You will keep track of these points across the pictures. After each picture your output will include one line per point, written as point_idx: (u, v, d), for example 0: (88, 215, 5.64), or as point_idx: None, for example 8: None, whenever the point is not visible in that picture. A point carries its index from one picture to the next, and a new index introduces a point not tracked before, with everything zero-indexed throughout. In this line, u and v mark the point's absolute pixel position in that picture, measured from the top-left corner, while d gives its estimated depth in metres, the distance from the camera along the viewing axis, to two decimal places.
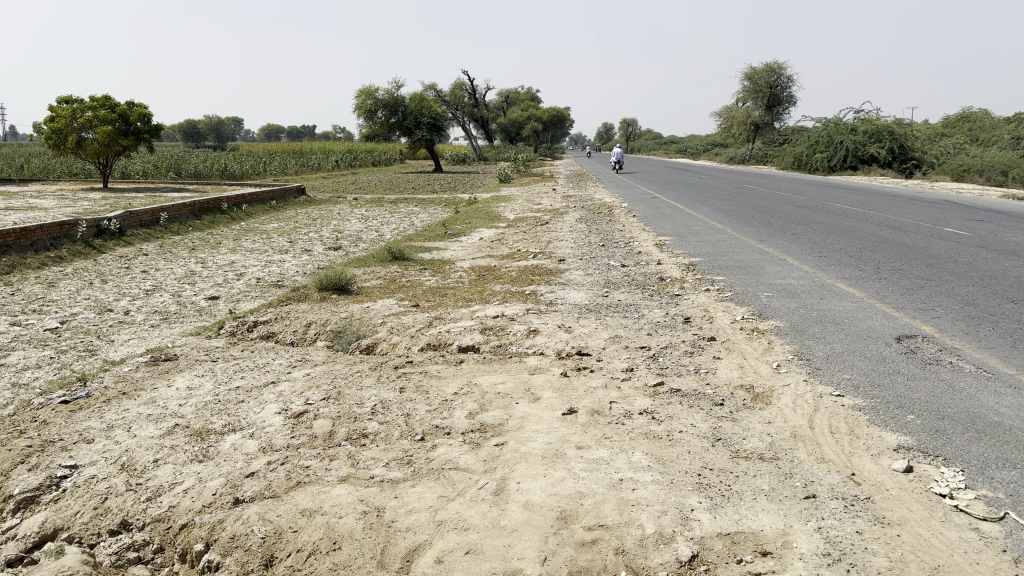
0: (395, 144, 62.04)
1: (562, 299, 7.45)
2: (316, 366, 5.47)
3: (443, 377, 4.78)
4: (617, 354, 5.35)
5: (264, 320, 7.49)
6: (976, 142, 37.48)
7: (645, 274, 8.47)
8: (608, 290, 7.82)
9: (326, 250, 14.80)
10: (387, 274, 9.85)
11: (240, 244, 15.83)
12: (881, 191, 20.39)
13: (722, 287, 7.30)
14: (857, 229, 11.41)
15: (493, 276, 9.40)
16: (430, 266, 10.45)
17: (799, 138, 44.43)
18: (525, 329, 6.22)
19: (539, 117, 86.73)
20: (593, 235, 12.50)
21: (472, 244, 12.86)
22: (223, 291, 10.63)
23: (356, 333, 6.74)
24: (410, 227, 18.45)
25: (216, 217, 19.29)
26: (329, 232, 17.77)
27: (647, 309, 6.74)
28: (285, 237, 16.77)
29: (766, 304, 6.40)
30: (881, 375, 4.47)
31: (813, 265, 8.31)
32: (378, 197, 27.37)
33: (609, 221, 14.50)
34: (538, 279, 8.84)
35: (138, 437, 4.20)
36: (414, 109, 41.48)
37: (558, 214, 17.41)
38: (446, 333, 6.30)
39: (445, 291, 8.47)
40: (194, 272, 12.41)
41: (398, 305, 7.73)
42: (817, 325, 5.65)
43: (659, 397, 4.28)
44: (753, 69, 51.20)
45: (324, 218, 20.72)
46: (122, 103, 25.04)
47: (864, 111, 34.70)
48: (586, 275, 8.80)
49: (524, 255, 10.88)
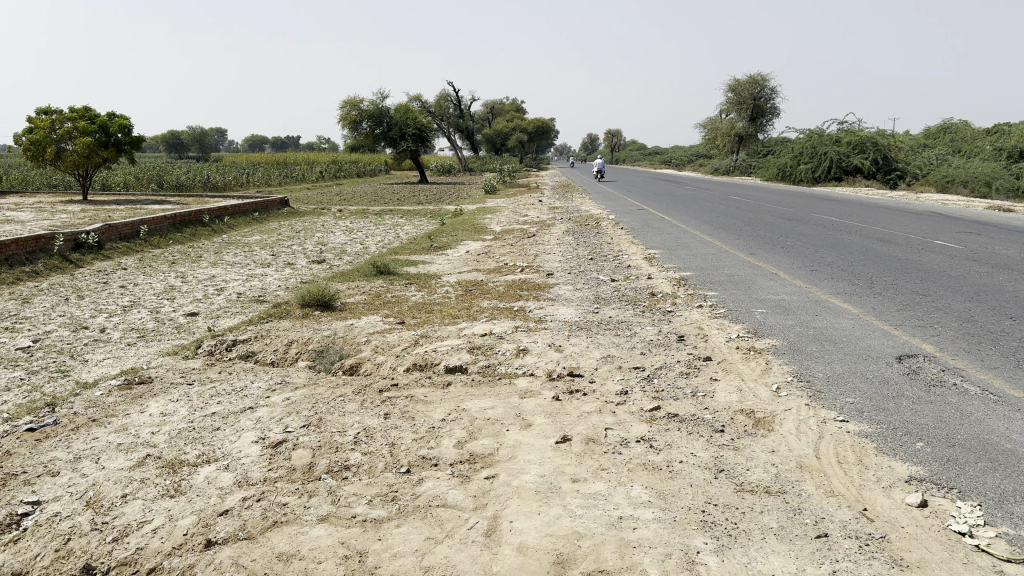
0: (380, 155, 61.90)
1: (552, 316, 7.27)
2: (297, 389, 5.24)
3: (430, 401, 4.58)
4: (610, 375, 5.17)
5: (245, 339, 7.25)
6: (958, 153, 37.79)
7: (636, 289, 8.31)
8: (598, 306, 7.64)
9: (309, 263, 14.56)
10: (371, 288, 9.63)
11: (221, 257, 15.56)
12: (867, 203, 20.42)
13: (715, 302, 7.14)
14: (847, 242, 11.32)
15: (480, 291, 9.20)
16: (416, 281, 10.25)
17: (783, 149, 44.68)
18: (515, 348, 6.03)
19: (524, 128, 86.86)
20: (581, 248, 12.34)
21: (458, 257, 12.68)
22: (203, 308, 10.38)
23: (339, 352, 6.53)
24: (396, 239, 18.26)
25: (197, 230, 19.00)
26: (313, 245, 17.54)
27: (639, 326, 6.56)
28: (268, 250, 16.52)
29: (761, 320, 6.26)
30: (885, 399, 4.32)
31: (805, 279, 8.18)
32: (363, 209, 27.15)
33: (597, 233, 14.37)
34: (526, 294, 8.66)
35: (107, 469, 3.97)
36: (398, 120, 41.35)
37: (545, 226, 17.28)
38: (433, 353, 6.09)
39: (431, 307, 8.27)
40: (174, 287, 12.14)
41: (383, 322, 7.52)
42: (815, 344, 5.50)
43: (656, 422, 4.10)
44: (737, 80, 51.53)
45: (307, 231, 20.47)
46: (102, 114, 24.76)
47: (847, 123, 34.90)
48: (576, 291, 8.62)
49: (511, 269, 10.71)
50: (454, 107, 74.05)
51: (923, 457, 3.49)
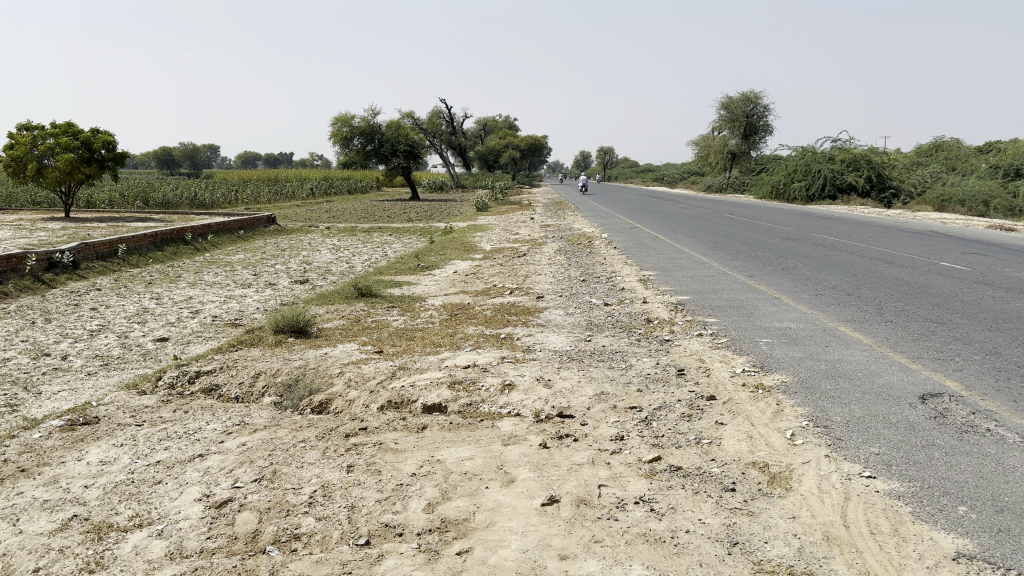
0: (371, 172, 61.57)
1: (541, 344, 6.76)
2: (255, 433, 4.70)
3: (400, 450, 4.06)
4: (603, 416, 4.65)
5: (210, 370, 6.72)
6: (953, 171, 37.64)
7: (630, 314, 7.81)
8: (590, 334, 7.12)
9: (292, 283, 14.03)
10: (350, 313, 9.11)
11: (201, 277, 15.01)
12: (865, 222, 20.08)
13: (716, 330, 6.66)
14: (849, 263, 10.91)
15: (465, 315, 8.70)
16: (400, 304, 9.73)
17: (777, 166, 44.54)
18: (500, 382, 5.52)
19: (517, 145, 86.76)
20: (574, 269, 11.85)
21: (445, 278, 12.18)
22: (174, 333, 9.82)
23: (309, 386, 6.00)
24: (383, 258, 17.76)
25: (179, 249, 18.45)
26: (298, 264, 17.02)
27: (635, 357, 6.05)
28: (250, 270, 16.01)
29: (767, 352, 5.77)
30: (915, 449, 3.83)
31: (811, 305, 7.72)
32: (351, 226, 26.69)
33: (590, 253, 13.90)
34: (514, 319, 8.16)
35: (22, 535, 3.42)
36: (391, 136, 41.03)
37: (537, 245, 16.83)
38: (410, 388, 5.57)
39: (412, 334, 7.75)
40: (147, 310, 11.60)
41: (360, 350, 7.01)
42: (829, 381, 5.02)
43: (656, 478, 3.59)
44: (730, 98, 51.53)
45: (293, 249, 19.95)
46: (86, 129, 24.27)
47: (842, 141, 34.69)
48: (567, 315, 8.13)
49: (500, 291, 10.21)
50: (447, 124, 73.87)
51: (969, 526, 3.00)
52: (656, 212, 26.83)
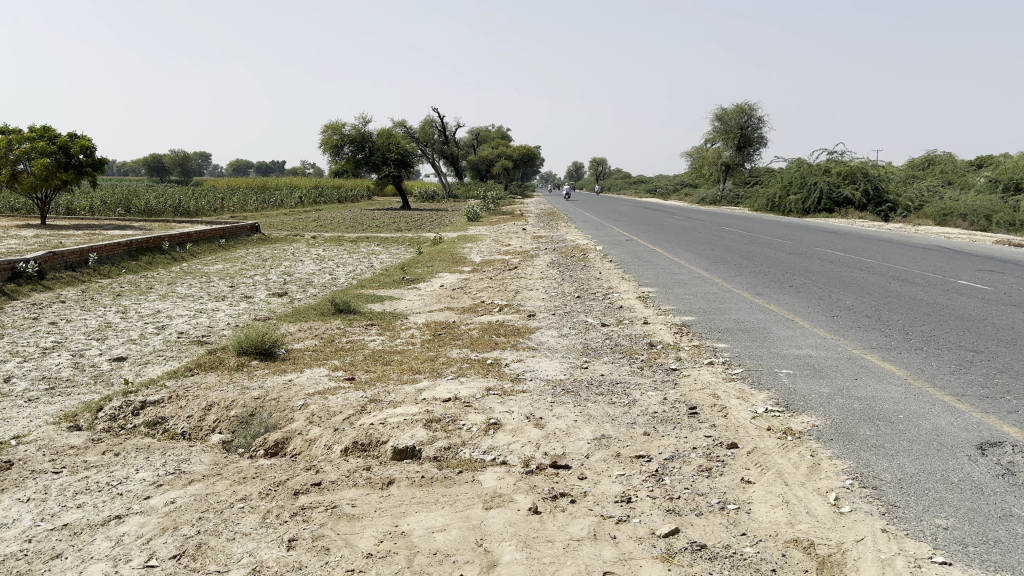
0: (362, 180, 60.83)
1: (532, 372, 6.01)
2: (190, 487, 3.93)
3: (357, 516, 3.30)
4: (606, 468, 3.90)
5: (157, 400, 5.95)
6: (950, 185, 37.18)
7: (630, 337, 7.06)
8: (587, 360, 6.37)
9: (269, 296, 13.25)
10: (324, 332, 8.32)
11: (174, 289, 14.22)
12: (868, 236, 19.47)
13: (729, 357, 5.94)
14: (862, 281, 10.24)
15: (449, 336, 7.94)
16: (379, 321, 8.96)
17: (771, 179, 44.09)
18: (484, 421, 4.76)
19: (511, 156, 86.18)
20: (568, 283, 11.11)
21: (431, 293, 11.43)
22: (133, 352, 9.01)
23: (266, 421, 5.24)
24: (368, 270, 17.01)
25: (155, 258, 17.64)
26: (277, 275, 16.24)
27: (639, 389, 5.29)
28: (227, 281, 15.23)
29: (791, 387, 5.04)
30: (992, 521, 3.11)
31: (830, 329, 7.02)
32: (338, 236, 25.92)
33: (584, 266, 13.19)
34: (503, 341, 7.40)
35: None
36: (381, 144, 40.35)
37: (529, 257, 16.10)
38: (380, 426, 4.81)
39: (390, 356, 6.99)
40: (110, 325, 10.80)
41: (328, 377, 6.23)
42: (868, 426, 4.29)
43: (675, 562, 2.85)
44: (724, 110, 51.26)
45: (275, 259, 19.18)
46: (63, 133, 23.47)
47: (838, 153, 34.23)
48: (561, 338, 7.38)
49: (488, 309, 9.46)
50: (439, 134, 73.23)
51: None
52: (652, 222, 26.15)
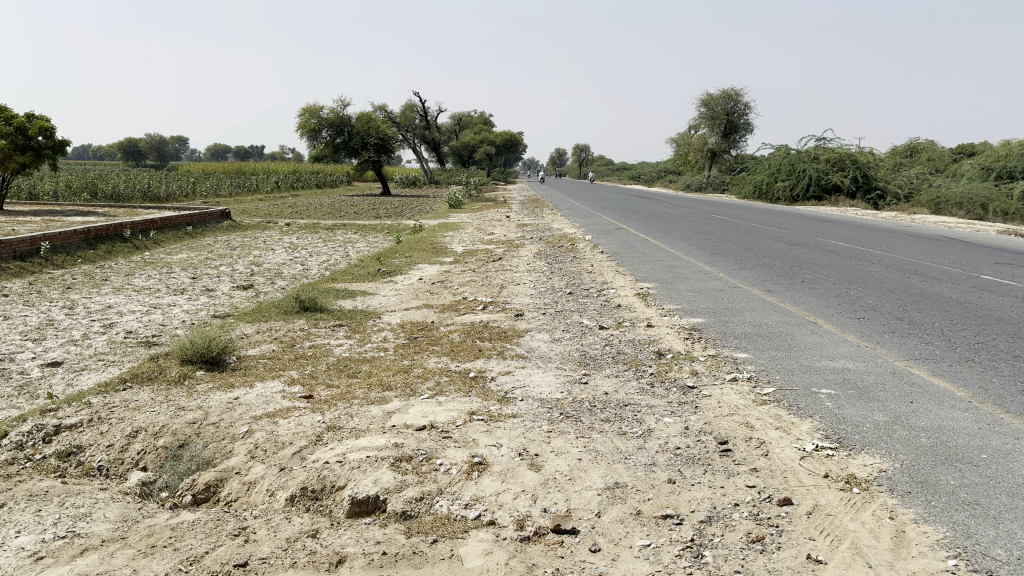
0: (343, 166, 59.50)
1: (522, 390, 5.09)
2: (79, 563, 2.99)
3: None
4: (624, 534, 2.99)
5: (73, 423, 4.93)
6: (941, 172, 36.67)
7: (633, 344, 6.15)
8: (586, 373, 5.44)
9: (232, 290, 12.24)
10: (284, 335, 7.34)
11: (131, 282, 13.16)
12: (866, 225, 18.73)
13: (755, 372, 5.05)
14: (877, 276, 9.40)
15: (427, 339, 7.00)
16: (348, 321, 8.00)
17: (758, 166, 43.40)
18: (466, 459, 3.83)
19: (493, 142, 84.87)
20: (557, 278, 10.19)
21: (408, 287, 10.45)
22: (71, 356, 7.99)
23: (201, 458, 4.29)
24: (343, 260, 16.01)
25: (114, 247, 16.52)
26: (245, 266, 15.19)
27: (654, 414, 4.38)
28: (189, 273, 14.16)
29: (839, 416, 4.15)
30: None
31: (860, 335, 6.15)
32: (313, 223, 24.80)
33: (574, 258, 12.27)
34: (487, 347, 6.47)
35: None
36: (361, 128, 39.07)
37: (513, 247, 15.17)
38: (336, 465, 3.86)
39: (356, 366, 6.04)
40: (51, 323, 9.73)
41: (282, 395, 5.27)
42: (952, 472, 3.40)
43: None
44: (710, 95, 50.52)
45: (245, 248, 18.12)
46: (20, 114, 22.13)
47: (827, 139, 33.52)
48: (554, 343, 6.47)
49: (470, 307, 8.52)
50: (421, 118, 71.85)
51: None
52: (640, 210, 25.32)
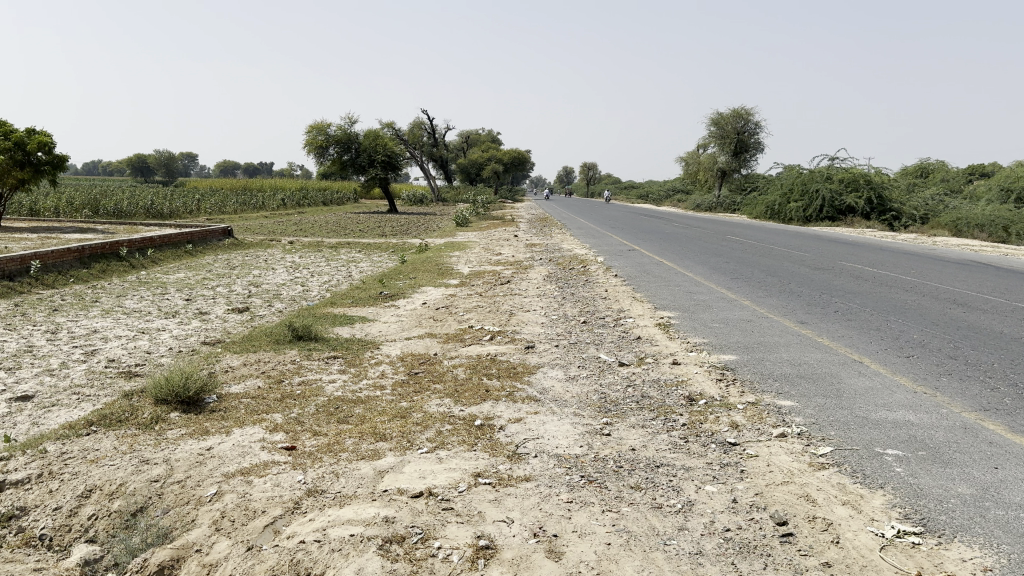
0: (350, 183, 59.25)
1: (536, 443, 4.42)
2: None
3: None
4: None
5: (20, 478, 4.28)
6: (956, 194, 35.96)
7: (660, 385, 5.48)
8: (609, 422, 4.76)
9: (226, 313, 11.63)
10: (272, 369, 6.69)
11: (122, 304, 12.56)
12: (888, 248, 18.05)
13: (804, 426, 4.38)
14: (916, 305, 8.72)
15: (429, 375, 6.35)
16: (344, 352, 7.34)
17: (769, 186, 42.78)
18: (470, 541, 3.17)
19: (501, 159, 84.34)
20: (570, 304, 9.54)
21: (410, 313, 9.82)
22: (44, 388, 7.36)
23: (159, 531, 3.65)
24: (344, 281, 15.41)
25: (109, 266, 15.96)
26: (243, 287, 14.59)
27: (693, 481, 3.70)
28: (184, 295, 13.56)
29: (917, 490, 3.48)
30: None
31: (915, 378, 5.47)
32: (317, 241, 24.24)
33: (586, 282, 11.63)
34: (495, 387, 5.80)
35: None
36: (368, 146, 38.65)
37: (522, 269, 14.55)
38: (314, 546, 3.21)
39: (349, 409, 5.38)
40: (30, 349, 9.11)
41: (262, 446, 4.62)
42: None
43: None
44: (720, 114, 50.00)
45: (245, 268, 17.55)
46: (19, 129, 21.65)
47: (842, 159, 32.85)
48: (569, 383, 5.79)
49: (477, 337, 7.87)
50: (430, 136, 71.69)
51: None
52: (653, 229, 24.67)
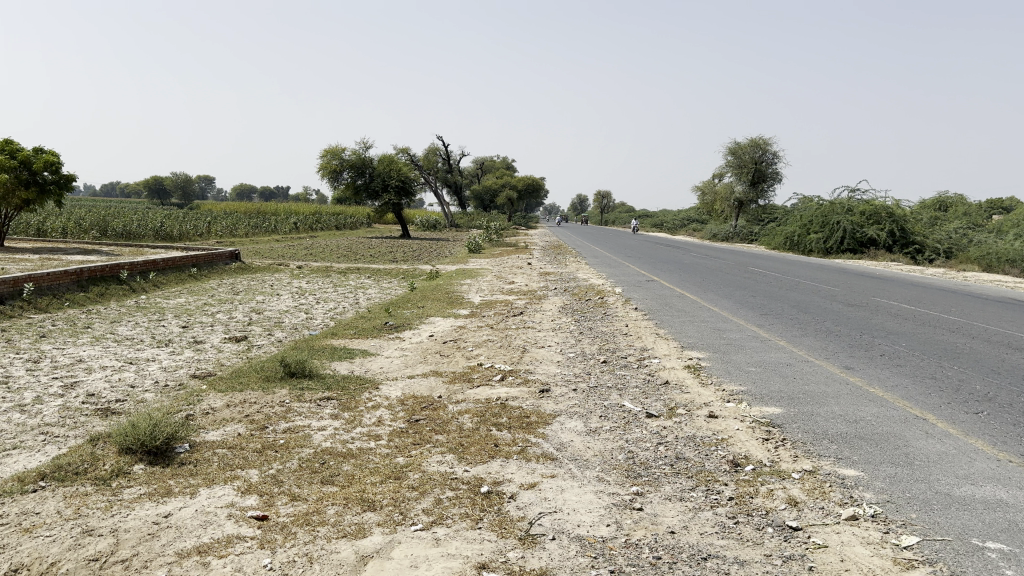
0: (364, 208, 58.89)
1: (551, 518, 3.69)
2: None
3: None
4: None
5: None
6: (983, 227, 34.92)
7: (696, 445, 4.74)
8: (639, 493, 4.02)
9: (222, 343, 10.96)
10: (257, 414, 6.00)
11: (115, 330, 11.93)
12: (922, 283, 17.21)
13: (881, 510, 3.61)
14: (969, 349, 7.95)
15: (429, 423, 5.62)
16: (338, 393, 6.62)
17: (788, 217, 41.96)
18: None
19: (516, 185, 84.00)
20: (588, 340, 8.81)
21: (415, 347, 9.10)
22: (10, 426, 6.69)
23: None
24: (351, 309, 14.73)
25: (108, 290, 15.38)
26: (243, 314, 13.94)
27: None
28: (182, 321, 12.93)
29: None
30: None
31: (994, 442, 4.69)
32: (326, 266, 23.65)
33: (604, 315, 10.90)
34: (506, 441, 5.06)
35: None
36: (382, 171, 38.25)
37: (536, 299, 13.84)
38: None
39: (335, 467, 4.66)
40: (6, 381, 8.45)
41: (228, 514, 3.91)
42: None
43: None
44: (737, 143, 49.42)
45: (249, 293, 16.93)
46: (25, 148, 21.25)
47: (863, 191, 32.03)
48: (589, 438, 5.06)
49: (486, 377, 7.14)
50: (444, 162, 71.57)
51: None
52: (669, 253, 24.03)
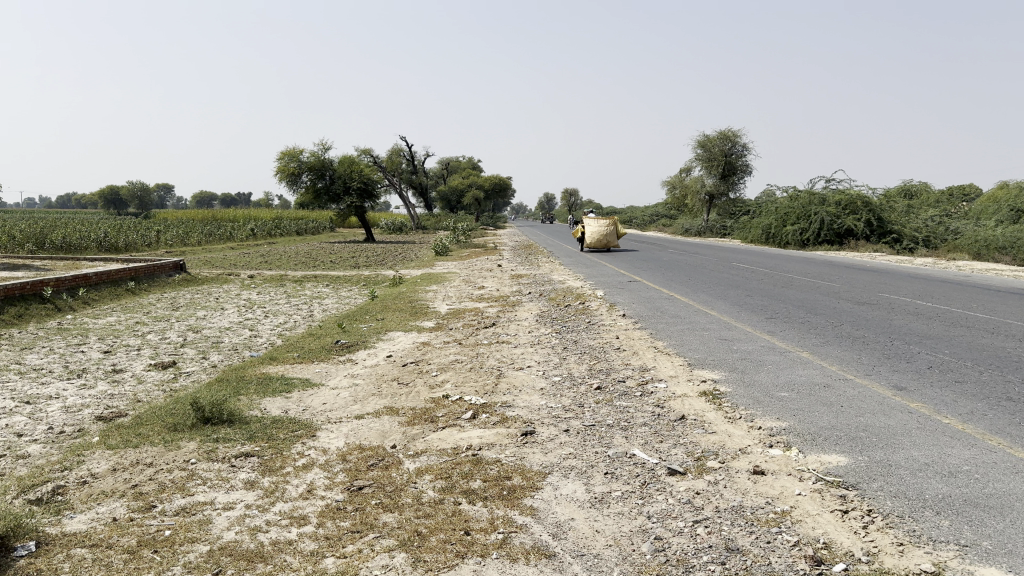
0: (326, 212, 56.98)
1: None
2: None
3: None
4: None
5: None
6: (958, 213, 34.18)
7: (751, 527, 3.34)
8: None
9: (145, 371, 9.37)
10: (147, 484, 4.50)
11: (22, 359, 10.27)
12: (920, 275, 16.11)
13: None
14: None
15: (375, 492, 4.18)
16: (262, 446, 5.13)
17: (761, 210, 41.07)
18: None
19: (482, 185, 82.47)
20: (574, 358, 7.42)
21: (369, 373, 7.62)
22: None
23: None
24: (302, 323, 13.18)
25: (27, 311, 13.61)
26: (178, 334, 12.30)
27: None
28: (104, 345, 11.28)
29: None
30: None
31: None
32: (281, 275, 21.99)
33: (587, 324, 9.54)
34: (479, 523, 3.62)
35: None
36: (342, 172, 36.55)
37: (509, 307, 12.43)
38: None
39: None
40: None
41: None
42: None
43: None
44: (707, 136, 48.51)
45: (190, 308, 15.27)
46: None
47: (838, 181, 31.12)
48: (599, 514, 3.64)
49: (452, 415, 5.70)
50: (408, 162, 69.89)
51: None
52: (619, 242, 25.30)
